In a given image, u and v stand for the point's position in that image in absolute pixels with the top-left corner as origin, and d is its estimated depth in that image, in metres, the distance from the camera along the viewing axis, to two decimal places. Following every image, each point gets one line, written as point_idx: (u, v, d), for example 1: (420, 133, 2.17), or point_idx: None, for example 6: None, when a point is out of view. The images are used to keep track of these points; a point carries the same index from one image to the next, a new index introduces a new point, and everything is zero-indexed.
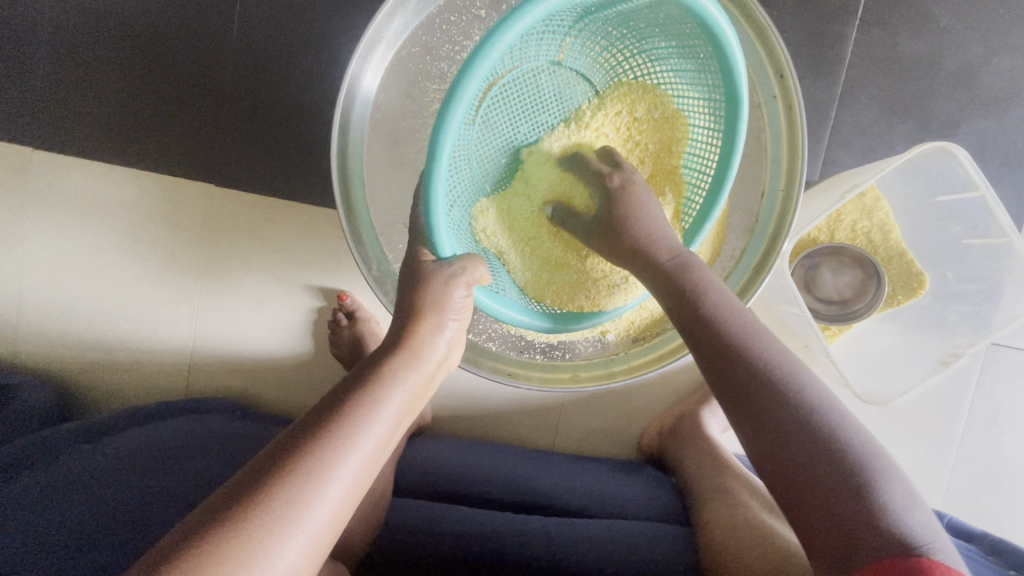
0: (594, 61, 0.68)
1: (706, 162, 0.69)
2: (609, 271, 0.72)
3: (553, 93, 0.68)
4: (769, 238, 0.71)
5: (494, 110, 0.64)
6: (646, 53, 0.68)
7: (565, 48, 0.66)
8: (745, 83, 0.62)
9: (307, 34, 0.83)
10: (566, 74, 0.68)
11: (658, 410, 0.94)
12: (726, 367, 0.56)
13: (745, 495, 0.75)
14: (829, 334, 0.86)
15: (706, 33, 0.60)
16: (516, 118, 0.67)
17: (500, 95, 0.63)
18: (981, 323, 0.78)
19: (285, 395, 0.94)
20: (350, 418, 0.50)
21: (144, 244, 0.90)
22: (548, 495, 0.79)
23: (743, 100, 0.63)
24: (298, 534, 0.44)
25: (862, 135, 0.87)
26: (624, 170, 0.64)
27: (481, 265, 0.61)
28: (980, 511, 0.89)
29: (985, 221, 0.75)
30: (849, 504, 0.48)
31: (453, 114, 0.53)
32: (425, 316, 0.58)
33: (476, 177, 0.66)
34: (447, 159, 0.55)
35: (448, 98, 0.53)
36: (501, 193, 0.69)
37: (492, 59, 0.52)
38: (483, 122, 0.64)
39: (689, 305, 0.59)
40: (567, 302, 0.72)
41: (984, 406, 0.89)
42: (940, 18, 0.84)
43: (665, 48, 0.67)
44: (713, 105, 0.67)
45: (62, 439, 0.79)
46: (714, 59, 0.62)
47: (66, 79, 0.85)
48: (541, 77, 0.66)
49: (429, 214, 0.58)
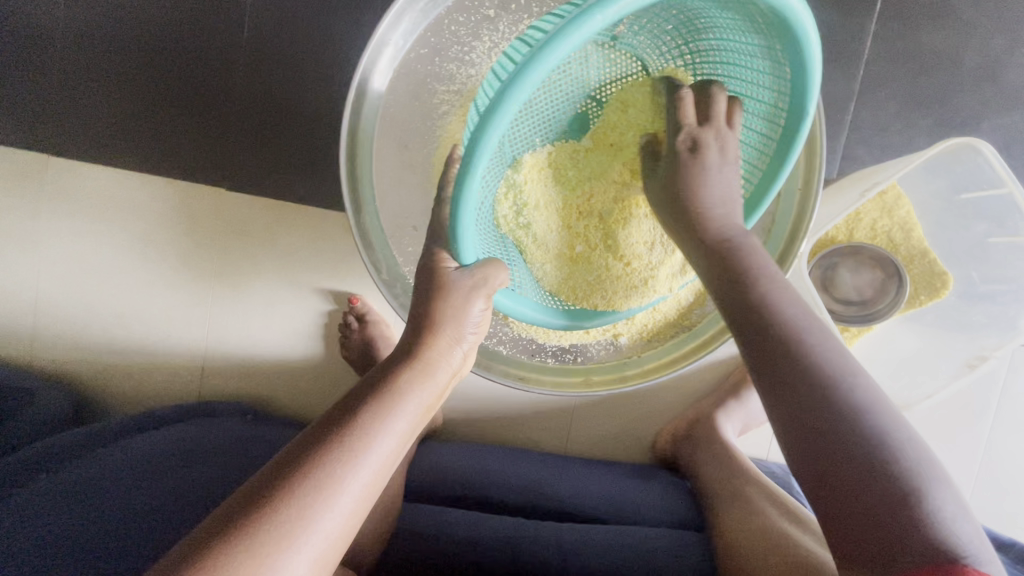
0: (651, 43, 0.63)
1: (755, 167, 0.67)
2: (631, 271, 0.68)
3: (601, 71, 0.63)
4: (786, 238, 0.69)
5: (540, 91, 0.58)
6: (711, 42, 0.61)
7: (623, 27, 0.59)
8: (814, 98, 0.59)
9: (316, 36, 0.83)
10: (617, 54, 0.62)
11: (673, 413, 0.92)
12: (771, 358, 0.54)
13: (762, 501, 0.73)
14: (848, 336, 0.83)
15: (788, 42, 0.55)
16: (558, 98, 0.62)
17: (548, 78, 0.57)
18: (1009, 324, 0.76)
19: (297, 398, 0.94)
20: (362, 429, 0.49)
21: (158, 249, 0.91)
22: (564, 502, 0.78)
23: (809, 117, 0.59)
24: (305, 548, 0.44)
25: (882, 131, 0.85)
26: (706, 129, 0.60)
27: (503, 270, 0.60)
28: (1005, 516, 0.87)
29: (1013, 220, 0.73)
30: (891, 509, 0.46)
31: (501, 120, 0.47)
32: (443, 328, 0.58)
33: (508, 159, 0.62)
34: (484, 168, 0.49)
35: (493, 106, 0.46)
36: (509, 181, 0.63)
37: (547, 67, 0.46)
38: (525, 108, 0.58)
39: (737, 294, 0.57)
40: (583, 299, 0.70)
41: (1010, 408, 0.86)
42: (963, 10, 0.81)
43: (743, 44, 0.59)
44: (774, 113, 0.63)
45: (77, 443, 0.79)
46: (789, 67, 0.58)
47: (81, 87, 0.86)
48: (592, 57, 0.60)
49: (455, 219, 0.54)
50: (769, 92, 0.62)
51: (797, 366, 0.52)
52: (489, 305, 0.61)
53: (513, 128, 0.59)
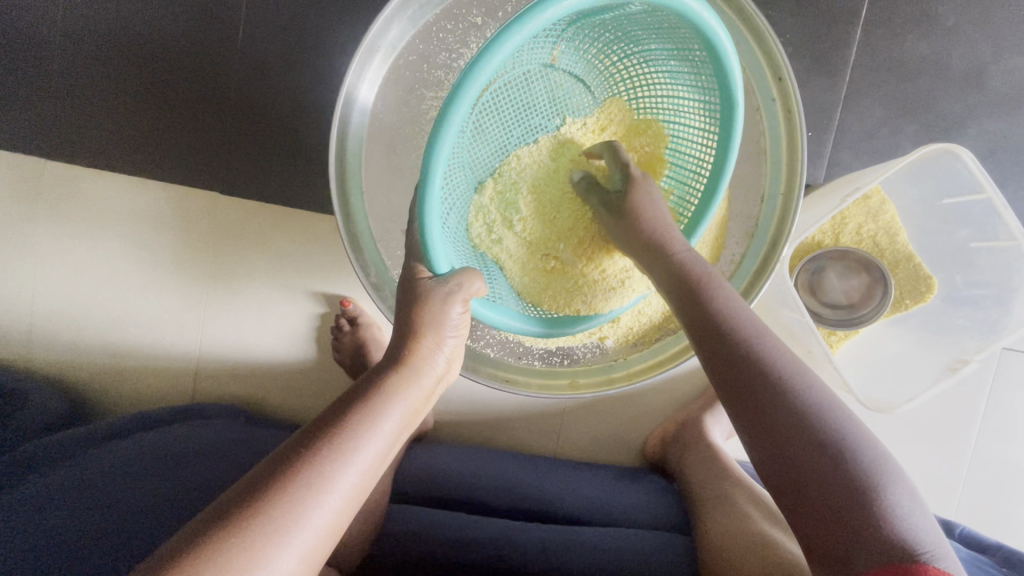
0: (587, 63, 0.69)
1: (701, 165, 0.69)
2: (606, 275, 0.71)
3: (547, 95, 0.69)
4: (769, 242, 0.70)
5: (488, 116, 0.64)
6: (640, 53, 0.68)
7: (558, 51, 0.66)
8: (742, 88, 0.62)
9: (310, 43, 0.84)
10: (561, 77, 0.68)
11: (662, 416, 0.93)
12: (733, 377, 0.55)
13: (746, 503, 0.74)
14: (834, 340, 0.84)
15: (704, 42, 0.59)
16: (509, 122, 0.67)
17: (492, 102, 0.63)
18: (991, 328, 0.77)
19: (289, 400, 0.95)
20: (350, 431, 0.50)
21: (153, 252, 0.92)
22: (551, 503, 0.79)
23: (739, 107, 0.63)
24: (295, 544, 0.45)
25: (868, 137, 0.86)
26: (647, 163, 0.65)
27: (478, 278, 0.61)
28: (993, 521, 0.87)
29: (994, 224, 0.73)
30: (862, 508, 0.47)
31: (446, 132, 0.53)
32: (424, 334, 0.58)
33: (471, 184, 0.67)
34: (440, 182, 0.55)
35: (437, 125, 0.52)
36: (478, 208, 0.68)
37: (483, 81, 0.52)
38: (477, 129, 0.64)
39: (693, 308, 0.58)
40: (564, 306, 0.71)
41: (998, 412, 0.87)
42: (947, 18, 0.82)
43: (662, 50, 0.66)
44: (708, 107, 0.66)
45: (68, 444, 0.80)
46: (710, 65, 0.62)
47: (77, 92, 0.88)
48: (534, 80, 0.66)
49: (423, 230, 0.57)
50: (696, 90, 0.66)
51: (750, 376, 0.54)
52: (467, 309, 0.61)
53: (469, 154, 0.65)
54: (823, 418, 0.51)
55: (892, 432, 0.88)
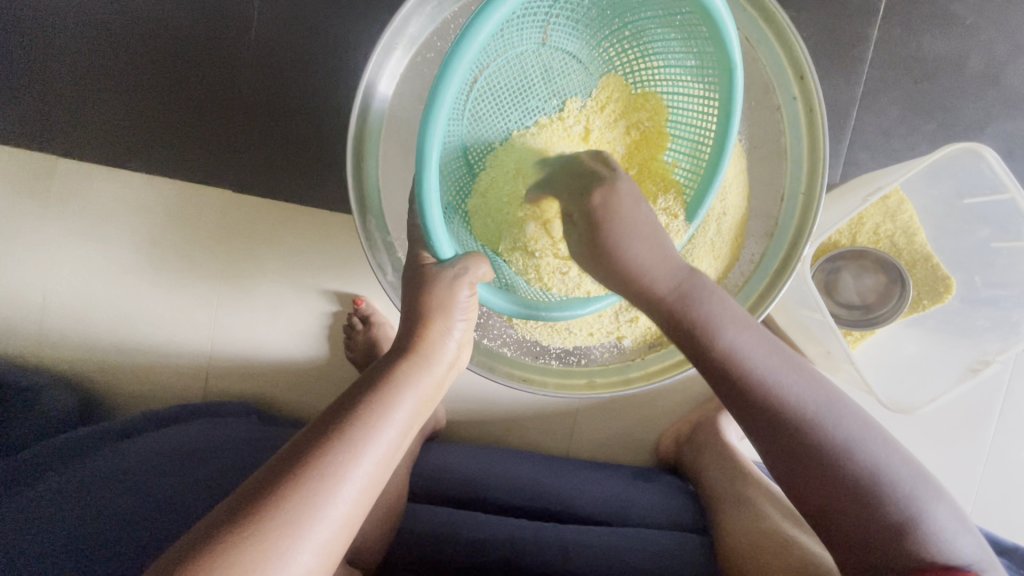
0: (580, 41, 0.69)
1: (702, 134, 0.66)
2: None
3: (542, 76, 0.68)
4: (791, 242, 0.70)
5: (482, 101, 0.65)
6: (632, 25, 0.67)
7: (549, 30, 0.66)
8: (737, 50, 0.60)
9: (324, 41, 0.84)
10: (554, 55, 0.68)
11: (676, 416, 0.92)
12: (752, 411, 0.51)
13: (765, 504, 0.73)
14: (851, 340, 0.83)
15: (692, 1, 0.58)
16: (506, 105, 0.68)
17: (485, 86, 0.64)
18: (1012, 329, 0.76)
19: (301, 399, 0.95)
20: (363, 422, 0.50)
21: (165, 249, 0.92)
22: (566, 503, 0.78)
23: (736, 68, 0.61)
24: (313, 536, 0.44)
25: (885, 137, 0.85)
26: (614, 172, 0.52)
27: (484, 262, 0.60)
28: (1009, 522, 0.86)
29: (1016, 224, 0.73)
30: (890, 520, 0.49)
31: (439, 112, 0.51)
32: (434, 319, 0.58)
33: (470, 169, 0.68)
34: (436, 165, 0.53)
35: (428, 106, 0.51)
36: (478, 193, 0.67)
37: (470, 57, 0.50)
38: (472, 116, 0.65)
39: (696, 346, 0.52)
40: (574, 288, 0.68)
41: (1015, 413, 0.86)
42: (965, 16, 0.82)
43: (652, 18, 0.65)
44: (704, 74, 0.64)
45: (80, 442, 0.80)
46: (702, 27, 0.61)
47: (89, 88, 0.87)
48: (527, 60, 0.66)
49: (423, 218, 0.56)
50: (691, 56, 0.65)
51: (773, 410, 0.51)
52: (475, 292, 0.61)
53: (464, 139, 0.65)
54: (837, 429, 0.51)
55: (908, 432, 0.87)
